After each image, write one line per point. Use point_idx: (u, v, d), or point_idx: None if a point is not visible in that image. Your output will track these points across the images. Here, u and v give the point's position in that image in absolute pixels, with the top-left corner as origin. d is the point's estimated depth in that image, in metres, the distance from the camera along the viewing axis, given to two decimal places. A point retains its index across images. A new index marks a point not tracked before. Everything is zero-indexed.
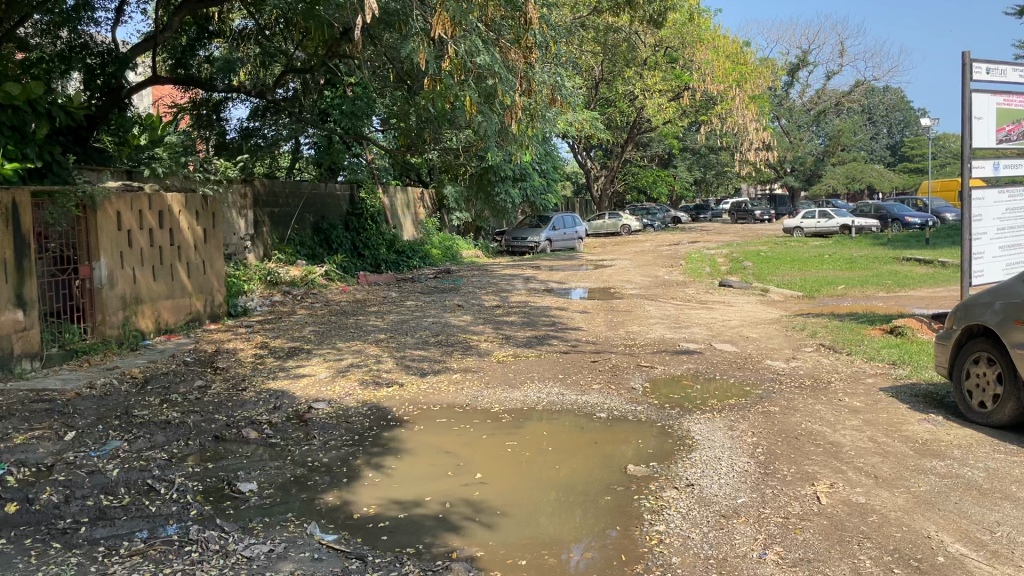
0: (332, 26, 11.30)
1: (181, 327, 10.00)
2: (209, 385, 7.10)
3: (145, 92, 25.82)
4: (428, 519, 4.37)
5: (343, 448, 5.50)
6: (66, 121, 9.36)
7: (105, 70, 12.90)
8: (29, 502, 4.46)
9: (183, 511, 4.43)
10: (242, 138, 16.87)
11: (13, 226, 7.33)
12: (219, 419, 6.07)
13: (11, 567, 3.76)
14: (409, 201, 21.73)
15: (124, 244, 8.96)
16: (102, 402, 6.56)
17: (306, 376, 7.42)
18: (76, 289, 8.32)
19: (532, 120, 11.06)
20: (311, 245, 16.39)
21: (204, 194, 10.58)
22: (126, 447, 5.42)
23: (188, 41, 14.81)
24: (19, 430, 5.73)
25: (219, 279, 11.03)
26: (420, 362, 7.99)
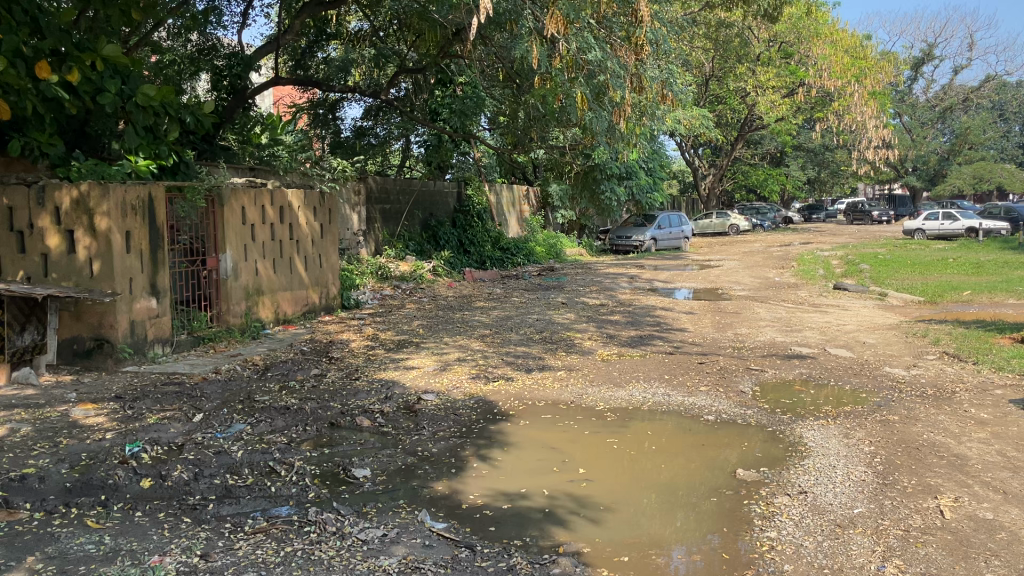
0: (445, 26, 11.50)
1: (298, 318, 10.44)
2: (324, 373, 7.40)
3: (267, 93, 27.13)
4: (534, 512, 4.43)
5: (451, 439, 5.62)
6: (201, 122, 9.79)
7: (231, 71, 13.38)
8: (162, 479, 4.76)
9: (302, 493, 4.65)
10: (356, 137, 17.53)
11: (146, 219, 7.82)
12: (335, 407, 6.31)
13: (147, 539, 4.03)
14: (515, 199, 21.88)
15: (248, 237, 9.42)
16: (227, 387, 6.93)
17: (415, 368, 7.62)
18: (204, 279, 8.80)
19: (641, 118, 10.92)
20: (419, 241, 16.77)
21: (321, 190, 11.00)
22: (249, 430, 5.72)
23: (307, 44, 15.50)
24: (152, 411, 6.14)
25: (333, 272, 11.45)
26: (526, 357, 8.07)
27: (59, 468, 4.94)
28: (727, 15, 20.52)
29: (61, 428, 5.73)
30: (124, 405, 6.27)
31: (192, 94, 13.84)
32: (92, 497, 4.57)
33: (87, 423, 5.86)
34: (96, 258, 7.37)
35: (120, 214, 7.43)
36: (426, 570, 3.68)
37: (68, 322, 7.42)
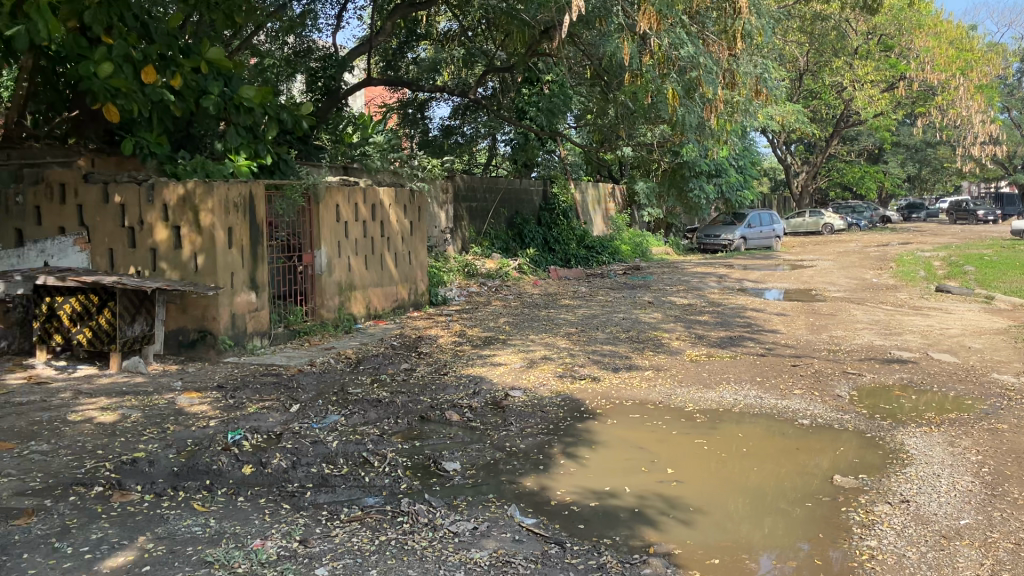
0: (534, 27, 11.57)
1: (388, 313, 10.66)
2: (414, 368, 7.55)
3: (359, 92, 27.84)
4: (623, 512, 4.40)
5: (539, 436, 5.65)
6: (301, 121, 10.06)
7: (326, 72, 13.88)
8: (262, 466, 4.95)
9: (395, 484, 4.76)
10: (443, 136, 17.93)
11: (247, 216, 8.14)
12: (424, 401, 6.43)
13: (249, 523, 4.20)
14: (601, 196, 21.76)
15: (341, 234, 9.67)
16: (321, 379, 7.14)
17: (502, 364, 7.69)
18: (300, 274, 9.09)
19: (734, 113, 10.75)
20: (505, 239, 16.91)
21: (411, 188, 11.20)
22: (343, 421, 5.88)
23: (398, 45, 16.02)
24: (252, 400, 6.39)
25: (422, 269, 11.64)
26: (613, 356, 8.03)
27: (167, 453, 5.19)
28: (823, 7, 20.01)
29: (168, 414, 6.02)
30: (226, 394, 6.54)
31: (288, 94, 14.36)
32: (197, 481, 4.79)
33: (191, 410, 6.15)
34: (200, 252, 7.73)
35: (223, 211, 7.76)
36: (516, 564, 3.71)
37: (175, 314, 7.86)
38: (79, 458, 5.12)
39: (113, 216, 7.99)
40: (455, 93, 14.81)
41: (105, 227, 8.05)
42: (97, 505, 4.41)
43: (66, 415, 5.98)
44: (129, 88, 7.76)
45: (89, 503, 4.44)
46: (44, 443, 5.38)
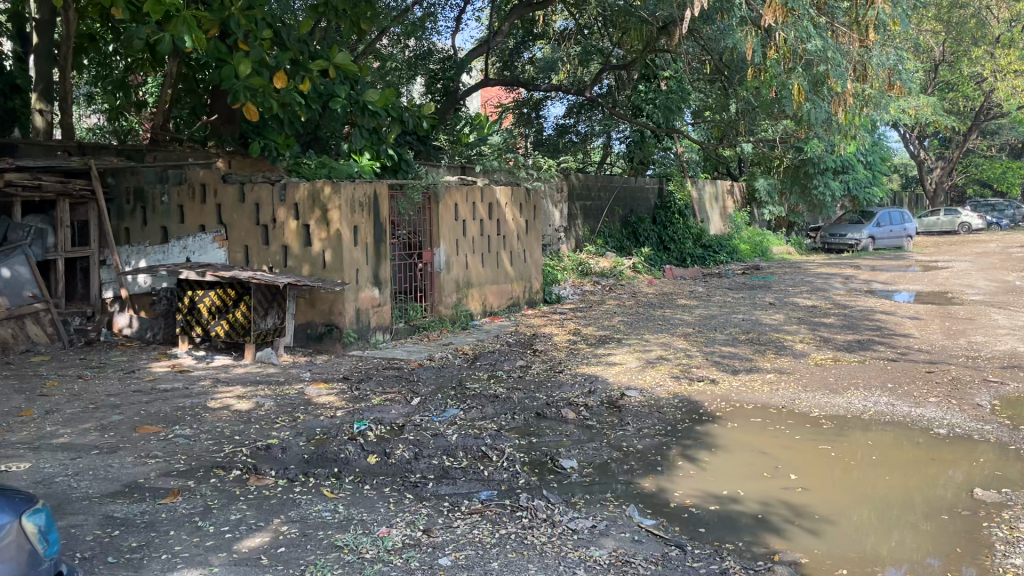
0: (652, 23, 11.51)
1: (504, 310, 10.80)
2: (530, 365, 7.62)
3: (475, 95, 28.28)
4: (746, 518, 4.31)
5: (657, 437, 5.60)
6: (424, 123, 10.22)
7: (445, 74, 14.06)
8: (386, 456, 5.13)
9: (513, 479, 4.83)
10: (558, 135, 18.01)
11: (371, 214, 8.42)
12: (541, 398, 6.49)
13: (375, 511, 4.35)
14: (719, 194, 21.25)
15: (459, 232, 9.87)
16: (440, 373, 7.32)
17: (618, 363, 7.66)
18: (420, 271, 9.33)
19: (864, 107, 10.32)
20: (619, 237, 16.84)
21: (527, 187, 11.33)
22: (462, 415, 6.01)
23: (515, 45, 16.25)
24: (376, 393, 6.63)
25: (537, 267, 11.73)
26: (733, 358, 7.86)
27: (297, 440, 5.45)
28: None
29: (298, 404, 6.32)
30: (351, 386, 6.80)
31: (408, 96, 14.77)
32: (326, 468, 5.00)
33: (319, 401, 6.42)
34: (327, 249, 8.07)
35: (350, 210, 8.07)
36: (637, 565, 3.70)
37: (304, 309, 8.23)
38: (218, 442, 5.45)
39: (249, 215, 8.46)
40: (571, 92, 14.83)
41: (240, 225, 8.50)
42: (236, 487, 4.68)
43: (206, 402, 6.38)
44: (264, 87, 8.10)
45: (229, 485, 4.71)
46: (187, 427, 5.75)
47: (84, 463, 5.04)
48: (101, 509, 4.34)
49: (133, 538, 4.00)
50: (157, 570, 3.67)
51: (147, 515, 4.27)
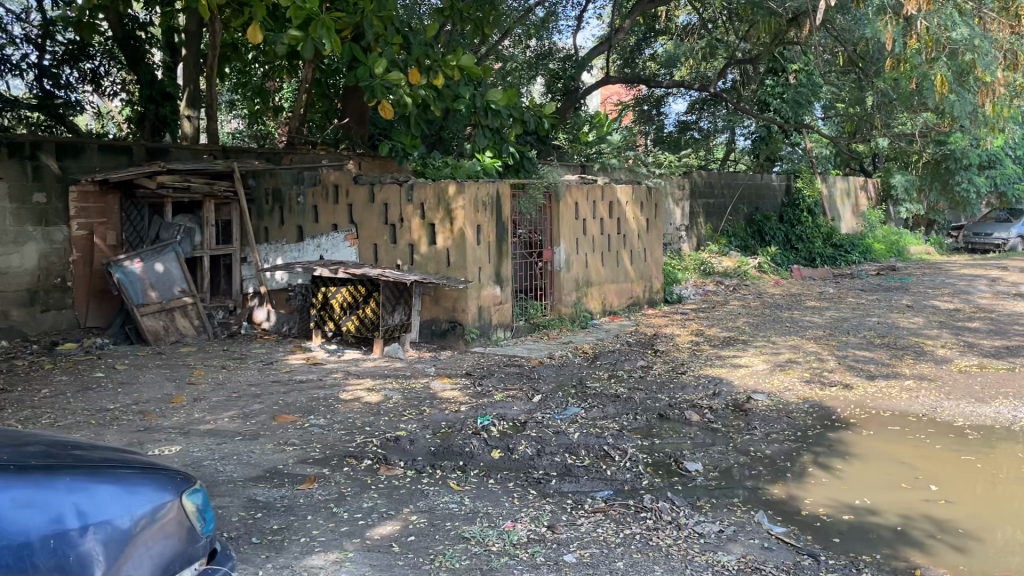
0: (782, 14, 11.20)
1: (624, 310, 10.72)
2: (651, 365, 7.54)
3: (596, 93, 28.13)
4: (884, 531, 4.12)
5: (786, 443, 5.42)
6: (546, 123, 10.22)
7: (566, 73, 14.16)
8: (510, 451, 5.21)
9: (637, 479, 4.80)
10: (679, 131, 17.73)
11: (494, 214, 8.55)
12: (663, 399, 6.41)
13: (500, 505, 4.43)
14: (851, 190, 20.32)
15: (580, 231, 9.88)
16: (561, 371, 7.37)
17: (744, 366, 7.48)
18: (541, 270, 9.39)
19: (1015, 98, 9.68)
20: (743, 237, 16.44)
21: (649, 185, 11.21)
22: (584, 414, 6.02)
23: (636, 42, 16.09)
24: (499, 389, 6.74)
25: (658, 266, 11.58)
26: (868, 363, 7.52)
27: (424, 433, 5.61)
28: None
29: (424, 398, 6.50)
30: (474, 382, 6.95)
31: (529, 96, 14.90)
32: (452, 461, 5.13)
33: (444, 395, 6.59)
34: (451, 248, 8.26)
35: (474, 210, 8.23)
36: (767, 572, 3.61)
37: (429, 305, 8.46)
38: (350, 433, 5.68)
39: (378, 214, 8.78)
40: (694, 88, 14.59)
41: (371, 224, 8.83)
42: (367, 476, 4.87)
43: (339, 394, 6.66)
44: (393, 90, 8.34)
45: (361, 474, 4.91)
46: (321, 417, 6.02)
47: (228, 448, 5.36)
48: (245, 492, 4.61)
49: (274, 520, 4.23)
50: (296, 553, 3.86)
51: (286, 500, 4.51)
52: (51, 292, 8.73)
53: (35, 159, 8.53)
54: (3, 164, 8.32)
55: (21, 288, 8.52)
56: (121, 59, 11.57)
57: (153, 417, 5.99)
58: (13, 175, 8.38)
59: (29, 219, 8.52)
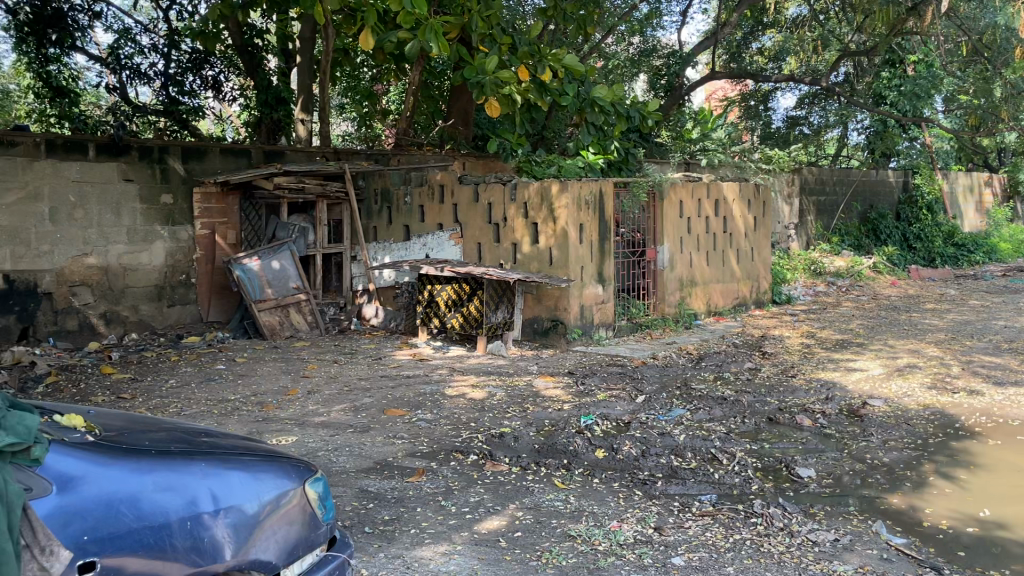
0: (900, 3, 10.73)
1: (730, 310, 10.51)
2: (759, 367, 7.36)
3: (700, 91, 27.57)
4: (1015, 547, 3.89)
5: (904, 451, 5.19)
6: (651, 119, 10.11)
7: (670, 70, 13.89)
8: (614, 451, 5.19)
9: (746, 484, 4.70)
10: (788, 127, 17.16)
11: (597, 213, 8.52)
12: (773, 403, 6.25)
13: (606, 504, 4.42)
14: (975, 185, 19.23)
15: (685, 230, 9.73)
16: (665, 372, 7.29)
17: (858, 370, 7.21)
18: (644, 269, 9.28)
19: None
20: (856, 235, 15.86)
21: (756, 183, 10.94)
22: (689, 416, 5.93)
23: (743, 36, 15.77)
24: (601, 389, 6.73)
25: (765, 266, 11.29)
26: (996, 369, 7.11)
27: (528, 430, 5.67)
28: None
29: (527, 395, 6.56)
30: (577, 380, 6.96)
31: (632, 93, 14.80)
32: (556, 459, 5.15)
33: (547, 393, 6.63)
34: (554, 247, 8.28)
35: (576, 208, 8.22)
36: None
37: (531, 304, 8.51)
38: (456, 428, 5.78)
39: (482, 213, 8.90)
40: (805, 82, 14.16)
41: (475, 223, 8.98)
42: (474, 471, 4.95)
43: (444, 389, 6.79)
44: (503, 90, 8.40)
45: (467, 469, 5.00)
46: (428, 412, 6.16)
47: (341, 439, 5.55)
48: (356, 483, 4.76)
49: (385, 511, 4.35)
50: (406, 544, 3.96)
51: (396, 491, 4.64)
52: (177, 288, 9.24)
53: (163, 162, 9.03)
54: (134, 167, 8.85)
55: (150, 284, 9.05)
56: (239, 65, 11.99)
57: (270, 408, 6.27)
58: (143, 178, 8.90)
59: (157, 218, 9.04)
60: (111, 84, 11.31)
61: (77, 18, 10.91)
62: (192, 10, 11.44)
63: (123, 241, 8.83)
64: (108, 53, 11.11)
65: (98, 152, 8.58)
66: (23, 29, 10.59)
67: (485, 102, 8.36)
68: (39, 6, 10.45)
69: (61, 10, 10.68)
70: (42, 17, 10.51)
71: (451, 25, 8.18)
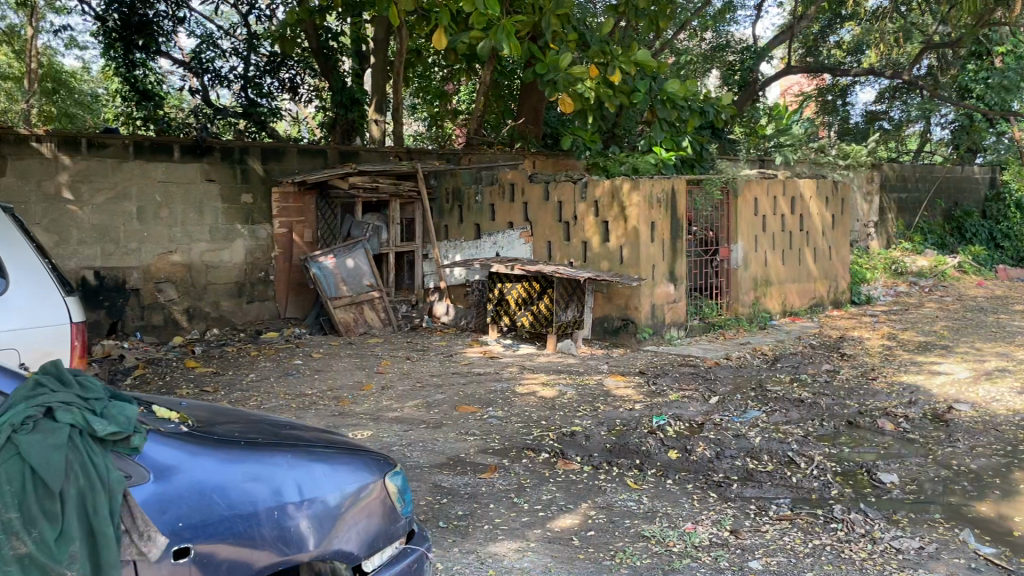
0: None
1: (806, 310, 10.28)
2: (838, 369, 7.18)
3: (775, 87, 27.03)
4: None
5: (993, 457, 5.00)
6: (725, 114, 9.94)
7: (743, 65, 13.63)
8: (688, 452, 5.13)
9: (825, 488, 4.59)
10: (866, 122, 16.65)
11: (670, 210, 8.42)
12: (853, 406, 6.08)
13: (679, 506, 4.38)
14: None
15: (759, 228, 9.54)
16: (738, 373, 7.17)
17: (943, 373, 6.96)
18: (716, 268, 9.19)
19: None
20: (939, 234, 15.33)
21: (834, 180, 10.66)
22: (765, 418, 5.82)
23: (820, 29, 15.34)
24: (673, 389, 6.65)
25: (843, 265, 11.01)
26: None
27: (600, 429, 5.65)
28: None
29: (598, 394, 6.55)
30: (649, 380, 6.91)
31: (704, 89, 14.61)
32: (629, 459, 5.12)
33: (618, 393, 6.60)
34: (626, 245, 8.22)
35: (649, 206, 8.13)
36: None
37: (602, 302, 8.47)
38: (526, 426, 5.81)
39: (554, 212, 8.91)
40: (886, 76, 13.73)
41: (546, 222, 9.00)
42: (546, 469, 4.97)
43: (515, 387, 6.83)
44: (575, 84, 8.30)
45: (539, 467, 5.02)
46: (499, 409, 6.20)
47: (415, 435, 5.64)
48: (430, 478, 4.83)
49: (458, 507, 4.40)
50: (480, 539, 4.00)
51: (469, 487, 4.69)
52: (256, 285, 9.52)
53: (243, 162, 9.30)
54: (216, 168, 9.14)
55: (231, 281, 9.34)
56: (314, 67, 12.28)
57: (346, 403, 6.40)
58: (224, 178, 9.19)
59: (238, 218, 9.33)
60: (193, 87, 11.70)
61: (162, 24, 11.33)
62: (270, 14, 11.76)
63: (205, 239, 9.13)
64: (191, 57, 11.51)
65: (182, 153, 8.89)
66: (112, 36, 11.08)
67: (558, 100, 8.37)
68: (127, 13, 10.93)
69: (147, 17, 11.14)
70: (130, 23, 11.01)
71: (523, 24, 8.21)
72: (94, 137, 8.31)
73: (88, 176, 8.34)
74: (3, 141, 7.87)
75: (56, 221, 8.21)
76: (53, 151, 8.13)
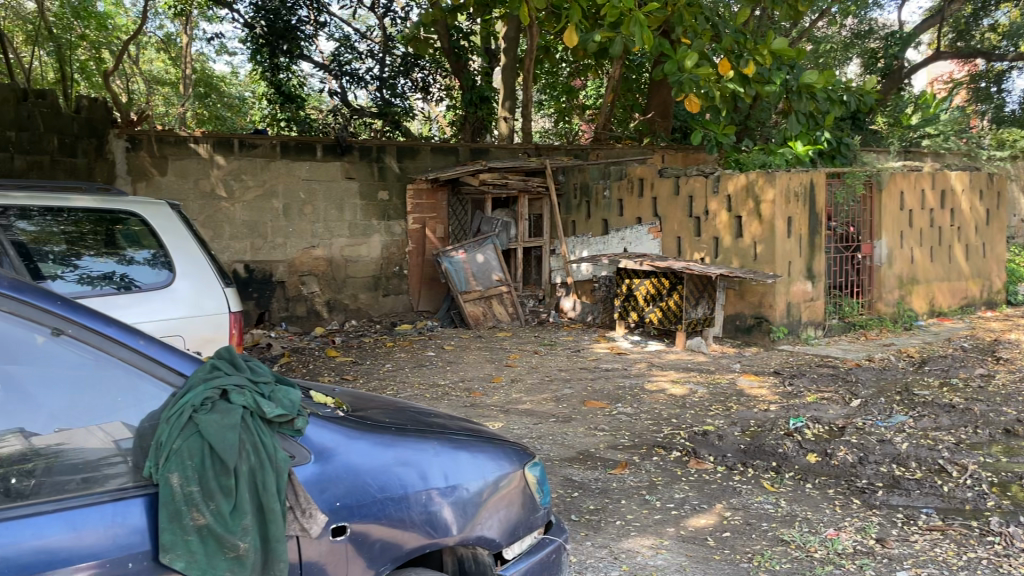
0: None
1: (956, 310, 9.69)
2: (993, 374, 6.73)
3: (920, 75, 25.56)
4: None
5: None
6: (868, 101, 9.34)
7: (888, 50, 12.59)
8: (828, 457, 4.95)
9: (980, 499, 4.32)
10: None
11: (807, 205, 8.13)
12: (1011, 413, 5.69)
13: (820, 511, 4.24)
14: None
15: (906, 223, 9.05)
16: (882, 375, 6.85)
17: None
18: (858, 265, 8.79)
19: None
20: None
21: (990, 172, 9.97)
22: (912, 423, 5.53)
23: (973, 10, 14.24)
24: (811, 390, 6.44)
25: (998, 263, 10.30)
26: None
27: (733, 429, 5.55)
28: None
29: (731, 394, 6.41)
30: (785, 380, 6.71)
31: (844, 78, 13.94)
32: (765, 460, 5.00)
33: (752, 393, 6.45)
34: (760, 241, 7.99)
35: (784, 201, 7.88)
36: None
37: (734, 300, 8.31)
38: (657, 423, 5.77)
39: (683, 206, 8.79)
40: None
41: (676, 216, 8.88)
42: (677, 468, 4.92)
43: (645, 384, 6.78)
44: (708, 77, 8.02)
45: (670, 465, 4.98)
46: (628, 406, 6.18)
47: (545, 428, 5.70)
48: (562, 471, 4.88)
49: (591, 500, 4.44)
50: (613, 534, 4.01)
51: (601, 482, 4.70)
52: (391, 278, 9.89)
53: (380, 161, 9.65)
54: (355, 166, 9.53)
55: (367, 275, 9.74)
56: (445, 66, 12.55)
57: (477, 395, 6.55)
58: (363, 176, 9.57)
59: (375, 213, 9.70)
60: (333, 89, 12.23)
61: (305, 29, 11.85)
62: (404, 16, 12.12)
63: (344, 234, 9.55)
64: (331, 60, 12.04)
65: (324, 152, 9.32)
66: (259, 41, 11.71)
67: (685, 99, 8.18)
68: (273, 19, 11.53)
69: (291, 22, 11.68)
70: (275, 29, 11.58)
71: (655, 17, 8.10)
72: (245, 137, 8.82)
73: (239, 174, 8.88)
74: (165, 142, 8.47)
75: (211, 217, 8.78)
76: (209, 152, 8.69)
